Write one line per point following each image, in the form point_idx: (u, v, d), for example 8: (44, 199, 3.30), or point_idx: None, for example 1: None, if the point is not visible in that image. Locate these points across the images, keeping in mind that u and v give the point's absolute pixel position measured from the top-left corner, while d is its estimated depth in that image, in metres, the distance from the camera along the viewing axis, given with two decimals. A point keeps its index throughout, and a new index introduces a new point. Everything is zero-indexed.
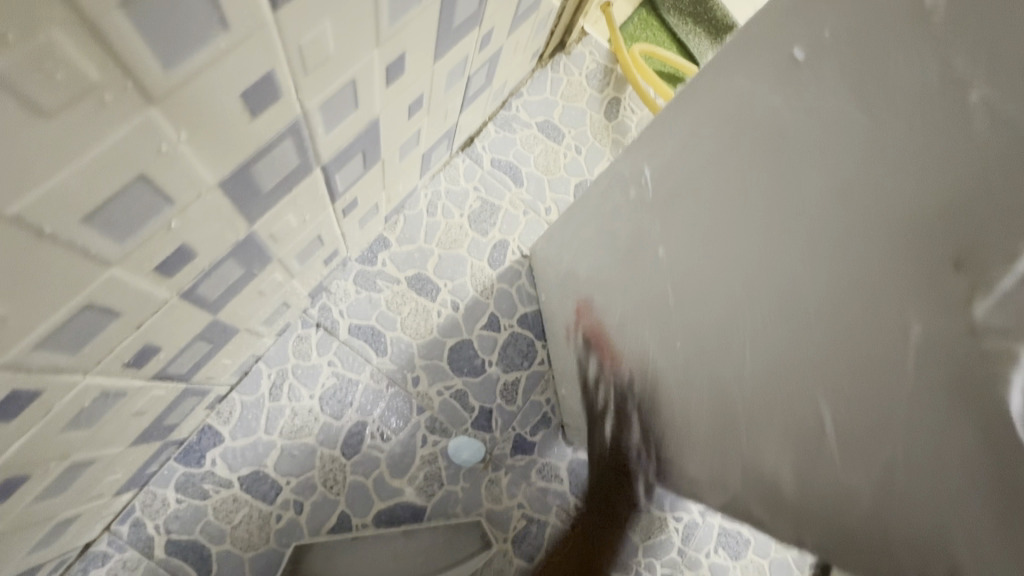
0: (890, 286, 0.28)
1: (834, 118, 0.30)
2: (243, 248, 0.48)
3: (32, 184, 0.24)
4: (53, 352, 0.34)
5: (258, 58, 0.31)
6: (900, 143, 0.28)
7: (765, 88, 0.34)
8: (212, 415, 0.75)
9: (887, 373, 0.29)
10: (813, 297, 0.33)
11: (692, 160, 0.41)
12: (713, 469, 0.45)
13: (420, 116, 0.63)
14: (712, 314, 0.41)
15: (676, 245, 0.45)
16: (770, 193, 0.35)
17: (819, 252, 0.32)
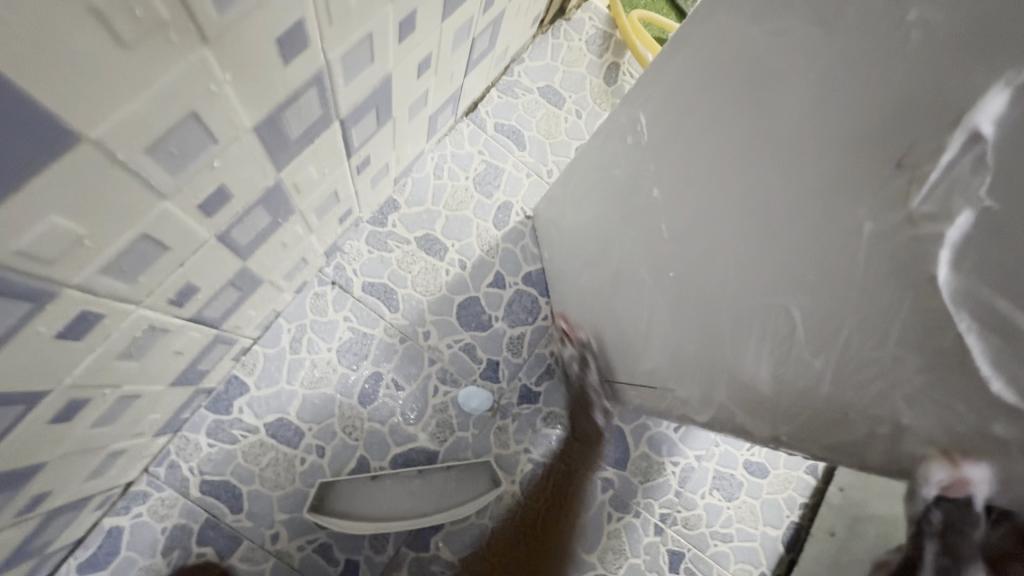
0: (842, 198, 0.30)
1: (799, 46, 0.32)
2: (270, 196, 0.52)
3: (114, 112, 0.28)
4: (115, 278, 0.39)
5: (291, 5, 0.34)
6: (856, 63, 0.29)
7: (745, 23, 0.35)
8: (238, 367, 0.80)
9: (841, 280, 0.31)
10: (784, 217, 0.35)
11: (683, 100, 0.44)
12: (703, 387, 0.50)
13: (428, 76, 0.67)
14: (701, 243, 0.45)
15: (669, 183, 0.49)
16: (746, 123, 0.37)
17: (788, 173, 0.34)
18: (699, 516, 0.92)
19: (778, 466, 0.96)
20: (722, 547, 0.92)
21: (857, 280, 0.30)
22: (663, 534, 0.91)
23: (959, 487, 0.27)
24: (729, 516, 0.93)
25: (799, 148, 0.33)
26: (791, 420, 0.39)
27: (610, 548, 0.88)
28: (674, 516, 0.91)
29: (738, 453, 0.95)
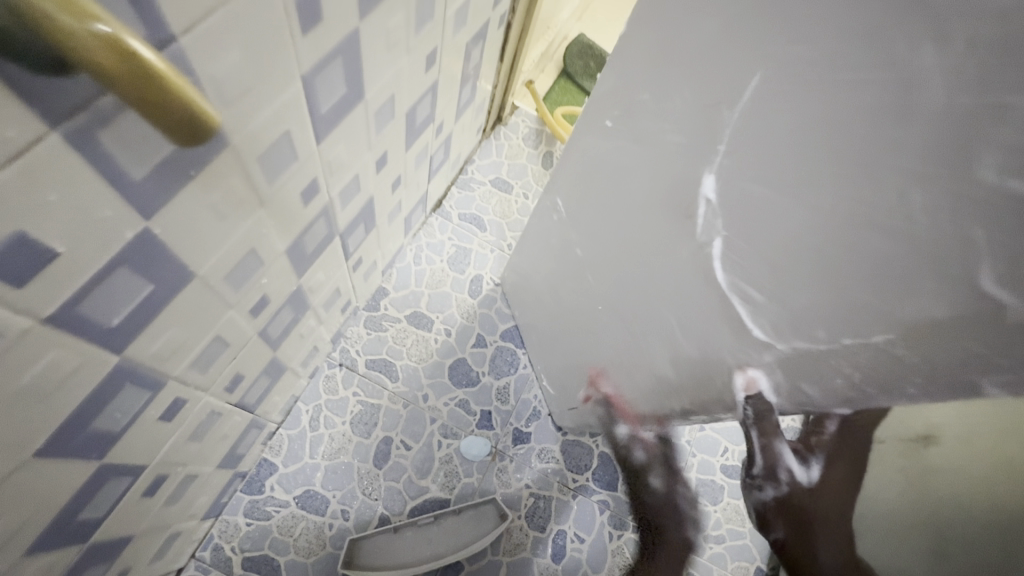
0: (671, 238, 0.50)
1: (627, 153, 0.52)
2: (293, 298, 0.68)
3: (212, 256, 0.45)
4: (196, 371, 0.54)
5: (308, 171, 0.53)
6: (650, 163, 0.49)
7: (596, 142, 0.55)
8: (266, 450, 0.92)
9: (684, 283, 0.51)
10: (645, 252, 0.55)
11: (575, 188, 0.63)
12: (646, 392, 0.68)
13: (400, 190, 0.87)
14: (608, 279, 0.64)
15: (582, 244, 0.68)
16: (611, 201, 0.57)
17: (640, 226, 0.54)
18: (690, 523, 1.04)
19: None
20: (715, 548, 1.03)
21: (692, 282, 0.49)
22: None
23: (752, 385, 0.48)
24: (716, 518, 1.05)
25: (643, 212, 0.53)
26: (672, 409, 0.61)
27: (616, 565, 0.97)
28: None
29: (713, 460, 1.08)
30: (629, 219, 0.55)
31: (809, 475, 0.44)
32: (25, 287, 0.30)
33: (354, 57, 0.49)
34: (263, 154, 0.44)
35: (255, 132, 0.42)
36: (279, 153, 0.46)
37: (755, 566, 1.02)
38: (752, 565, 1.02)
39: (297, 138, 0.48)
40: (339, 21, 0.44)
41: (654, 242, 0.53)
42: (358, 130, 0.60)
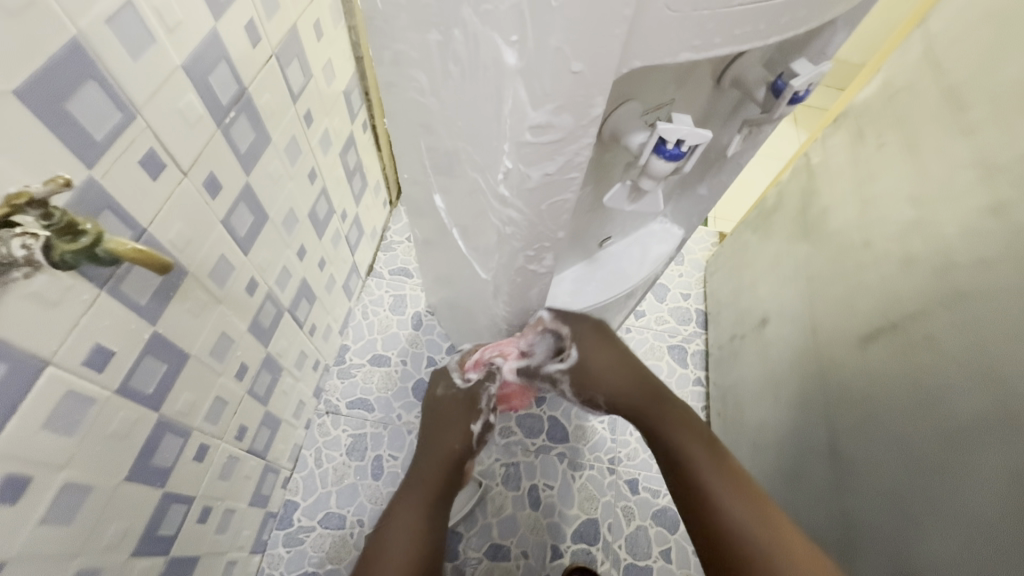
0: (447, 238, 0.83)
1: (429, 201, 0.81)
2: (266, 363, 0.96)
3: (198, 340, 0.73)
4: (210, 422, 0.81)
5: (245, 273, 0.82)
6: (433, 202, 0.79)
7: (418, 198, 0.85)
8: (287, 492, 1.16)
9: (453, 258, 0.86)
10: (443, 249, 0.89)
11: (426, 230, 0.93)
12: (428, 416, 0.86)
13: (327, 267, 1.16)
14: (441, 269, 1.00)
15: (448, 264, 0.96)
16: (436, 231, 0.87)
17: (442, 238, 0.86)
18: (635, 448, 1.28)
19: (674, 390, 1.35)
20: None
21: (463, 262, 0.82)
22: (616, 471, 1.25)
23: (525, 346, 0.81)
24: None
25: (442, 229, 0.84)
26: (477, 412, 0.85)
27: (584, 498, 1.21)
28: (618, 455, 1.27)
29: None
30: (440, 236, 0.87)
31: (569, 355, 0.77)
32: (104, 373, 0.57)
33: (252, 197, 0.79)
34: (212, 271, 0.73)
35: (202, 260, 0.70)
36: (222, 267, 0.75)
37: None
38: None
39: (231, 256, 0.77)
40: (234, 182, 0.74)
41: (445, 240, 0.85)
42: (274, 238, 0.89)
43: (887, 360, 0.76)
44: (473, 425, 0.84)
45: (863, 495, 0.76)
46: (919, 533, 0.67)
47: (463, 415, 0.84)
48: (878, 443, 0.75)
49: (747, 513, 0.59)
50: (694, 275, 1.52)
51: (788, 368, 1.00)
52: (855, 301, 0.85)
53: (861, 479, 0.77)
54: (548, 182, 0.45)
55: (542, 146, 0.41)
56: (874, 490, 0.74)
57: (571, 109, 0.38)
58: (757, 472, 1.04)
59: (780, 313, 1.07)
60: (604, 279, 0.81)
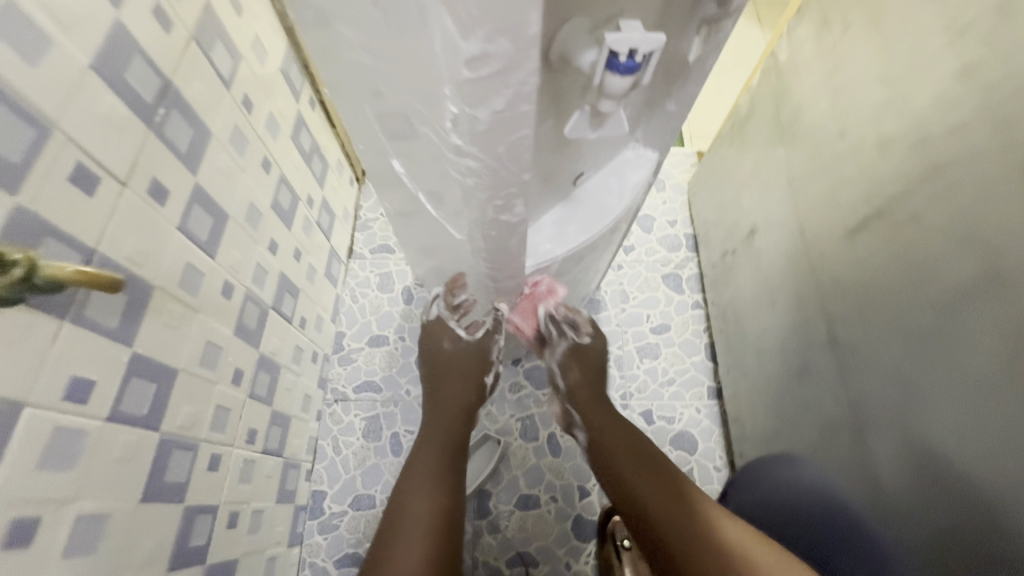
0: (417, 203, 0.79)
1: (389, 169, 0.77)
2: (262, 363, 0.95)
3: (184, 353, 0.71)
4: (217, 431, 0.80)
5: (217, 278, 0.79)
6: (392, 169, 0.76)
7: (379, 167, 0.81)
8: (313, 483, 1.18)
9: (429, 225, 0.83)
10: (415, 216, 0.86)
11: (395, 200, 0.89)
12: (428, 370, 0.84)
13: (304, 257, 1.12)
14: (420, 238, 0.97)
15: (423, 231, 0.93)
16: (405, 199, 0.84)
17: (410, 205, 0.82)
18: (645, 380, 1.29)
19: (674, 318, 1.36)
20: (671, 388, 1.28)
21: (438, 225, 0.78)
22: (630, 406, 1.27)
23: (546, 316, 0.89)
24: (663, 367, 1.30)
25: (408, 196, 0.80)
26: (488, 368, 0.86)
27: None
28: (629, 390, 1.28)
29: (643, 327, 1.34)
30: (410, 202, 0.84)
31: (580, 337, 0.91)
32: (91, 404, 0.56)
33: (205, 197, 0.75)
34: (184, 281, 0.71)
35: (168, 272, 0.68)
36: (191, 275, 0.72)
37: (706, 385, 1.28)
38: (704, 386, 1.28)
39: (198, 262, 0.74)
40: (183, 185, 0.70)
41: (415, 207, 0.82)
42: (240, 236, 0.86)
43: (872, 248, 0.75)
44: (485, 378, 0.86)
45: (863, 388, 0.77)
46: (925, 411, 0.67)
47: (475, 369, 0.84)
48: (874, 334, 0.75)
49: (691, 525, 0.62)
50: (678, 200, 1.49)
51: (780, 274, 0.99)
52: (838, 195, 0.83)
53: (860, 371, 0.78)
54: (499, 121, 0.42)
55: (484, 81, 0.38)
56: (874, 379, 0.76)
57: (509, 34, 0.35)
58: (763, 381, 1.05)
59: (765, 221, 1.05)
60: (584, 215, 0.78)
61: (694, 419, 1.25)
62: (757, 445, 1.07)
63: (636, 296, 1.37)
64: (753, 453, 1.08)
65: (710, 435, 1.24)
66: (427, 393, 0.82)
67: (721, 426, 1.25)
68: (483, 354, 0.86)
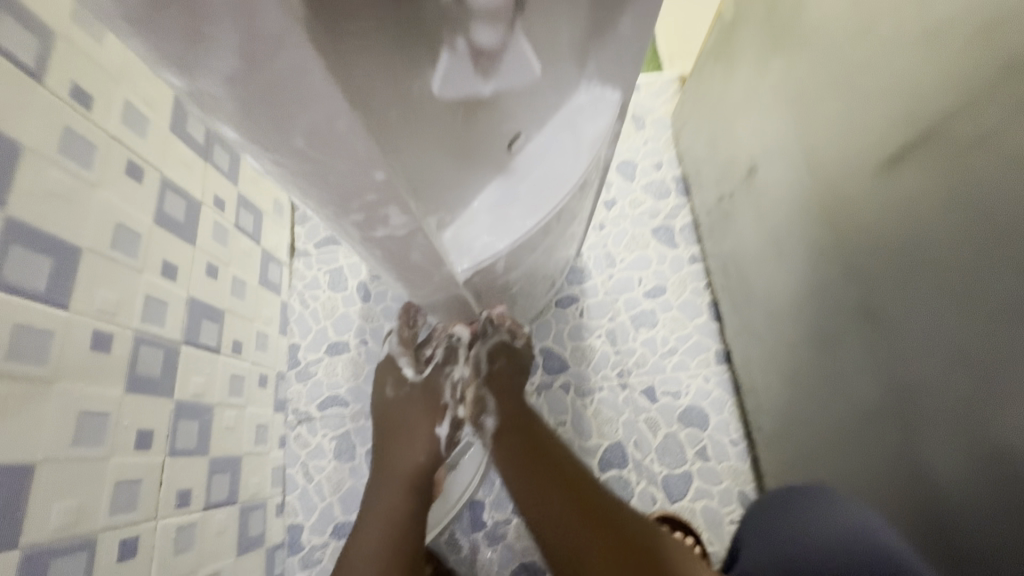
0: None
1: None
2: (183, 410, 0.79)
3: (35, 441, 0.56)
4: (122, 512, 0.67)
5: (79, 332, 0.63)
6: None
7: None
8: (287, 517, 1.06)
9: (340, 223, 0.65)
10: None
11: None
12: (380, 425, 0.76)
13: (224, 271, 0.95)
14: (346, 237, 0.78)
15: None
16: None
17: None
18: (643, 353, 1.13)
19: (669, 277, 1.18)
20: (674, 358, 1.13)
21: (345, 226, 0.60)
22: (629, 384, 1.12)
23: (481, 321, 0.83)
24: (663, 335, 1.14)
25: None
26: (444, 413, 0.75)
27: (602, 423, 1.10)
28: (626, 367, 1.13)
29: (636, 293, 1.17)
30: None
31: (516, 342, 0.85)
32: None
33: (30, 233, 0.57)
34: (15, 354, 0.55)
35: None
36: (25, 342, 0.56)
37: (714, 350, 1.13)
38: (711, 351, 1.12)
39: (36, 322, 0.57)
40: None
41: None
42: (110, 270, 0.68)
43: (919, 183, 0.56)
44: (438, 429, 0.74)
45: (902, 363, 0.62)
46: (997, 398, 0.51)
47: (427, 419, 0.74)
48: (918, 295, 0.59)
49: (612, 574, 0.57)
50: (661, 138, 1.28)
51: (790, 221, 0.80)
52: (864, 113, 0.63)
53: (899, 342, 0.62)
54: None
55: None
56: (919, 351, 0.60)
57: None
58: (778, 346, 0.89)
59: (767, 153, 0.85)
60: (531, 188, 0.58)
61: (703, 390, 1.11)
62: (777, 418, 0.92)
63: (623, 258, 1.19)
64: (773, 427, 0.94)
65: (722, 406, 1.09)
66: (379, 451, 0.74)
67: (735, 394, 1.10)
68: (433, 400, 0.76)
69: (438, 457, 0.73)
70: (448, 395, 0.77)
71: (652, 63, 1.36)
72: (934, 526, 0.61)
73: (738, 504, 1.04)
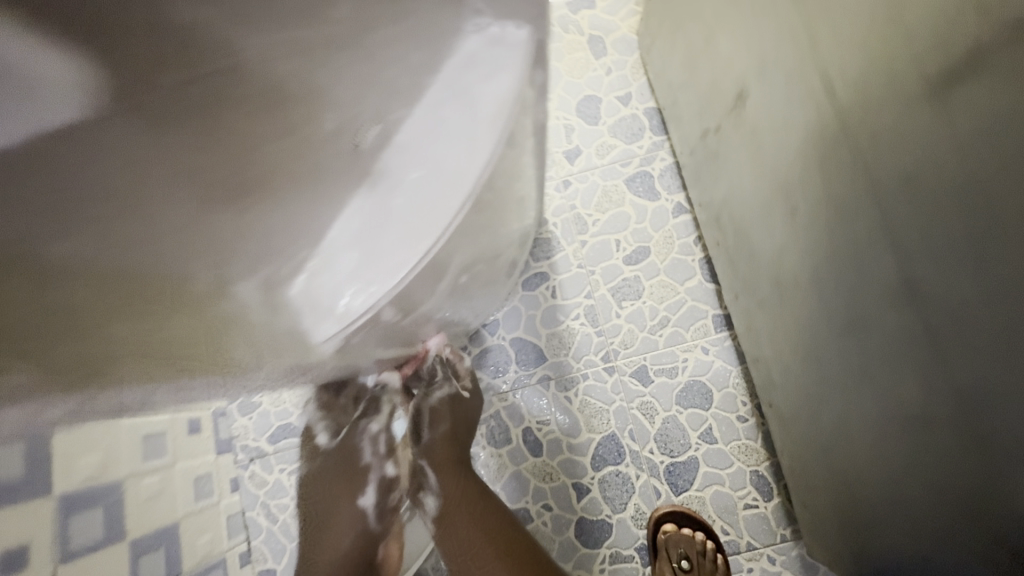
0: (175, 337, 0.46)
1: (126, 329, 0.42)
2: (73, 504, 0.65)
3: None
4: None
5: None
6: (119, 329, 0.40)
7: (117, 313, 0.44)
8: (256, 565, 0.96)
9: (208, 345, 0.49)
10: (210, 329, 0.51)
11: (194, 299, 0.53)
12: (315, 472, 0.86)
13: None
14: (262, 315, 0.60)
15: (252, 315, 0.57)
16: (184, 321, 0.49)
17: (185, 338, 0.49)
18: (629, 331, 0.97)
19: (652, 235, 0.99)
20: (666, 332, 0.97)
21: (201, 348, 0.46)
22: (617, 368, 0.96)
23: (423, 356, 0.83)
24: (651, 307, 0.97)
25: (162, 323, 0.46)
26: (368, 478, 0.77)
27: (590, 416, 0.96)
28: (612, 348, 0.97)
29: (615, 260, 0.99)
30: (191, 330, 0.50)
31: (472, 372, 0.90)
32: None
33: None
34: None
35: None
36: None
37: (711, 315, 0.96)
38: (708, 317, 0.96)
39: None
40: None
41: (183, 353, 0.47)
42: None
43: (994, 113, 0.37)
44: (362, 500, 0.76)
45: (949, 359, 0.46)
46: None
47: (354, 480, 0.77)
48: (972, 271, 0.41)
49: None
50: (628, 62, 1.05)
51: (795, 166, 0.61)
52: (901, 9, 0.42)
53: (944, 331, 0.46)
54: None
55: None
56: (971, 344, 0.43)
57: None
58: (788, 319, 0.72)
59: (758, 74, 0.64)
60: (386, 215, 0.42)
61: (702, 363, 0.95)
62: (792, 399, 0.77)
63: (596, 220, 1.00)
64: (789, 408, 0.79)
65: (726, 379, 0.95)
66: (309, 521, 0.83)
67: (739, 364, 0.95)
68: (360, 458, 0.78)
69: (361, 533, 0.76)
70: (373, 452, 0.78)
71: None
72: (990, 560, 0.47)
73: (751, 486, 0.92)
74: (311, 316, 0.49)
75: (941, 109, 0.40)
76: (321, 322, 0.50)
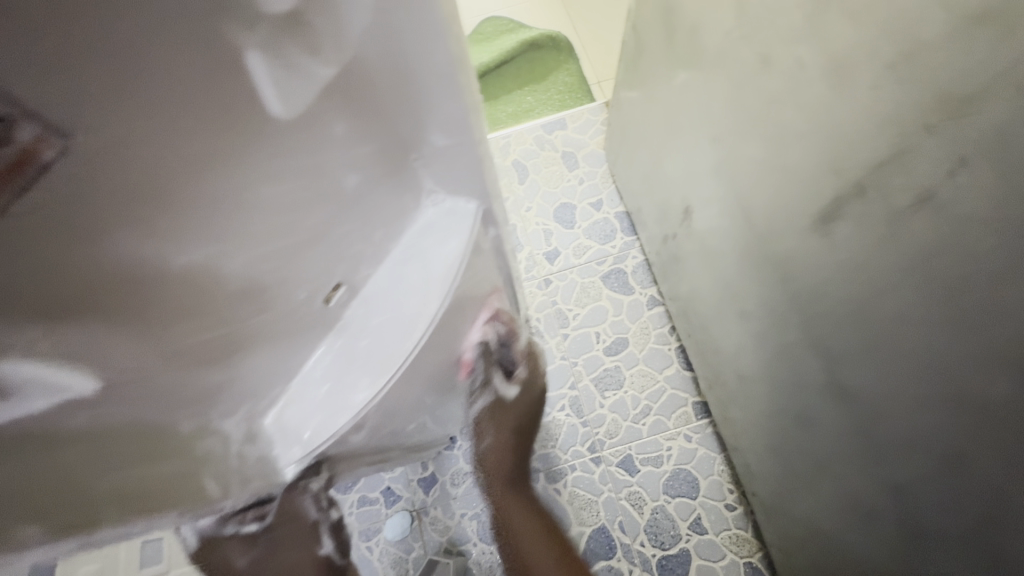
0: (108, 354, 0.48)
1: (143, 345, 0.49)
2: None
3: None
4: None
5: None
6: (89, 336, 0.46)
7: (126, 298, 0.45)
8: None
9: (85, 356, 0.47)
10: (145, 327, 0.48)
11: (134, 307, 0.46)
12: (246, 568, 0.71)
13: None
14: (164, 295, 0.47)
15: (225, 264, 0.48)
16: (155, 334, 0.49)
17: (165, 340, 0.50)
18: (614, 420, 1.01)
19: (630, 326, 1.06)
20: (649, 420, 1.00)
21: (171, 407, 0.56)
22: (603, 458, 0.99)
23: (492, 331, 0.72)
24: (632, 396, 1.02)
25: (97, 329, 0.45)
26: None
27: (580, 508, 0.96)
28: (598, 439, 1.00)
29: (596, 351, 1.05)
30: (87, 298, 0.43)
31: (489, 432, 0.80)
32: None
33: None
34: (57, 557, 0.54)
35: None
36: None
37: (691, 403, 1.01)
38: (688, 404, 1.00)
39: None
40: None
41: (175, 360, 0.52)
42: None
43: (861, 248, 0.46)
44: (321, 548, 0.76)
45: (883, 457, 0.51)
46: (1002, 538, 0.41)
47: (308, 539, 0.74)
48: (878, 377, 0.48)
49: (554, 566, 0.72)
50: (597, 173, 1.18)
51: (737, 274, 0.69)
52: (787, 157, 0.52)
53: (873, 430, 0.52)
54: None
55: None
56: (896, 445, 0.49)
57: None
58: (755, 411, 0.76)
59: (697, 194, 0.74)
60: (346, 361, 0.61)
61: (686, 451, 0.98)
62: (771, 489, 0.80)
63: (577, 313, 1.08)
64: (770, 498, 0.81)
65: (710, 467, 0.97)
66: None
67: (722, 451, 0.98)
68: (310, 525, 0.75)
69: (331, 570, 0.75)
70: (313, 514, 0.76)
71: (580, 89, 1.28)
72: None
73: None
74: (286, 443, 0.65)
75: (827, 239, 0.49)
76: (290, 449, 0.65)
